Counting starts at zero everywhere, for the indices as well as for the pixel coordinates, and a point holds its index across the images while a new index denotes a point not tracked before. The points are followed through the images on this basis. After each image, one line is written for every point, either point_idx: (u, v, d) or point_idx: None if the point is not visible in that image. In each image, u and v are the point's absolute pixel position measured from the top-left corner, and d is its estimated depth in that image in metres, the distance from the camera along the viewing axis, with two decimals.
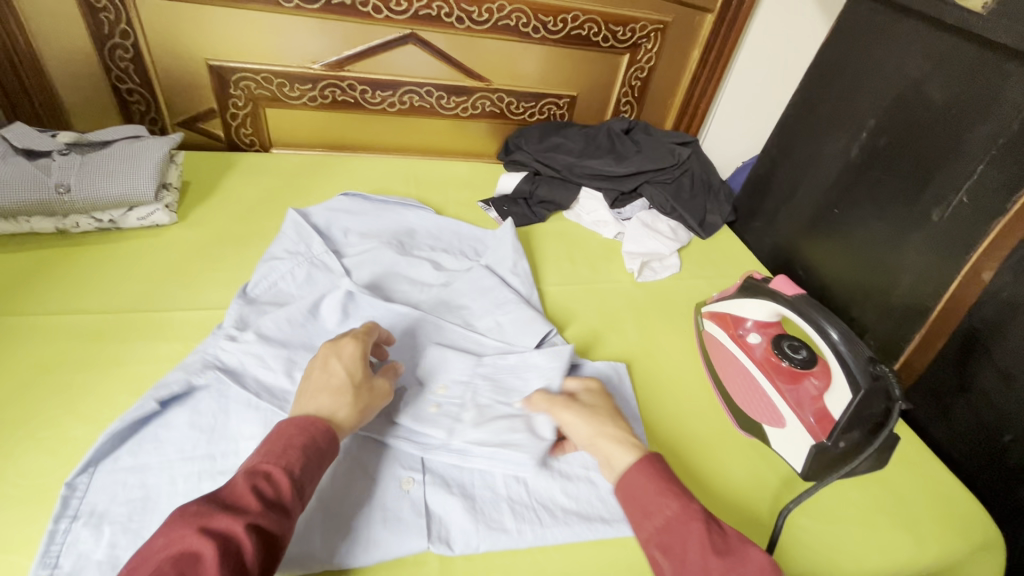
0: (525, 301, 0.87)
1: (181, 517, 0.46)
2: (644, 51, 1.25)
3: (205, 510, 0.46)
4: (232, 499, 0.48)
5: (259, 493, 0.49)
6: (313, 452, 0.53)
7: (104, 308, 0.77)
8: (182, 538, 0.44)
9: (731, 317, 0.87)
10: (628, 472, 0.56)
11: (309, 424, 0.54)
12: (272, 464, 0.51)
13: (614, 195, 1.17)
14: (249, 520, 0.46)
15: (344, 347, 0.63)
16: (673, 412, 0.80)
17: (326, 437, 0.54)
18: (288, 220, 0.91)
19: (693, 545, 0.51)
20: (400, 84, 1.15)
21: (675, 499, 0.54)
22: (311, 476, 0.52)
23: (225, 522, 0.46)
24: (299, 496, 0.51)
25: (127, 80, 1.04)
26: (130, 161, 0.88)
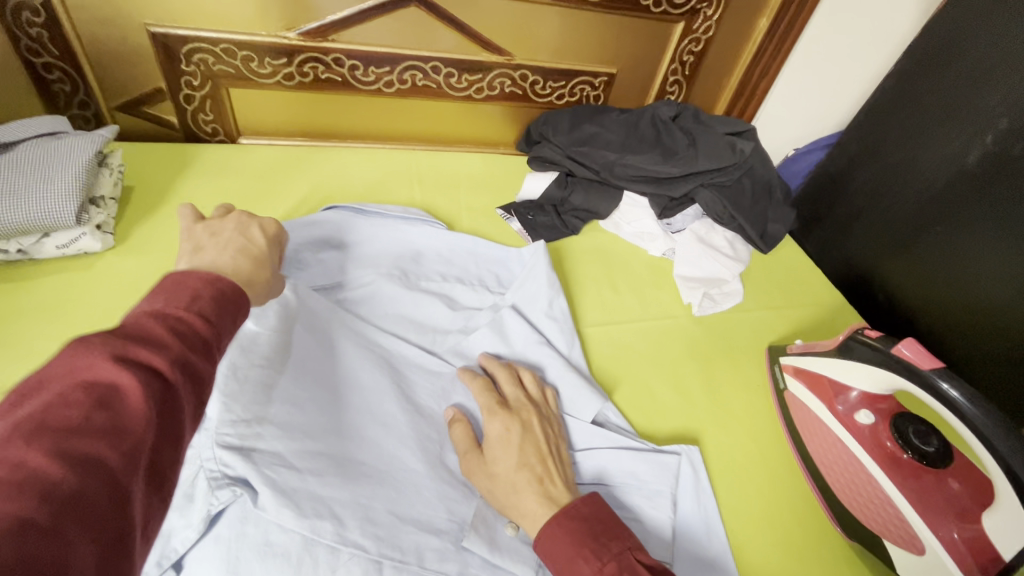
0: (568, 360, 0.69)
1: (69, 356, 0.31)
2: (702, 18, 1.01)
3: (117, 337, 0.32)
4: (141, 334, 0.33)
5: (176, 330, 0.35)
6: (227, 302, 0.39)
7: (10, 384, 0.57)
8: (80, 378, 0.30)
9: (829, 382, 0.68)
10: (540, 539, 0.49)
11: (217, 278, 0.40)
12: (182, 305, 0.36)
13: (664, 201, 0.95)
14: (174, 357, 0.33)
15: (268, 224, 0.55)
16: (757, 510, 0.63)
17: (238, 294, 0.40)
18: None
19: None
20: (399, 58, 0.91)
21: (588, 563, 0.47)
22: (230, 329, 0.39)
23: (150, 355, 0.32)
24: (219, 337, 0.37)
25: (43, 52, 0.79)
26: (40, 170, 0.66)
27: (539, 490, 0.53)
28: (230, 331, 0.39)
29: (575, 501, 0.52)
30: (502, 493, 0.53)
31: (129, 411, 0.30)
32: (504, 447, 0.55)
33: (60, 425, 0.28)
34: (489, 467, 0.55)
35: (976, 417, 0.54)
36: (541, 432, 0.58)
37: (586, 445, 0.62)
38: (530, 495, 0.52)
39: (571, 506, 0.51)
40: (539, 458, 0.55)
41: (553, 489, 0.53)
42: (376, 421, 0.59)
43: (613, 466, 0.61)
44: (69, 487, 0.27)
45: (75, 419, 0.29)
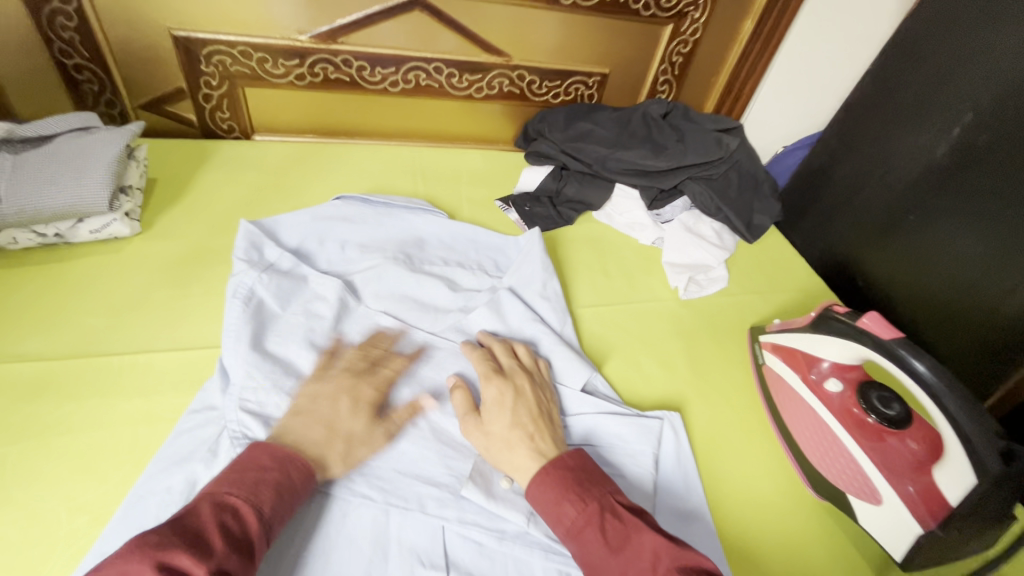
0: (561, 337, 0.74)
1: (138, 545, 0.40)
2: (690, 20, 1.07)
3: (166, 542, 0.40)
4: (190, 535, 0.41)
5: (226, 528, 0.44)
6: (287, 490, 0.50)
7: (50, 352, 0.63)
8: (155, 553, 0.39)
9: (803, 354, 0.73)
10: (532, 485, 0.54)
11: (287, 459, 0.51)
12: (240, 500, 0.46)
13: (653, 193, 1.01)
14: (215, 565, 0.41)
15: (361, 391, 0.63)
16: (735, 472, 0.68)
17: (303, 476, 0.52)
18: (243, 230, 0.75)
19: (591, 545, 0.49)
20: (404, 59, 0.97)
21: (573, 505, 0.52)
22: (281, 517, 0.49)
23: (188, 560, 0.40)
24: (267, 536, 0.47)
25: (74, 53, 0.86)
26: (75, 161, 0.71)
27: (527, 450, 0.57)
28: (280, 526, 0.48)
29: (564, 456, 0.56)
30: (497, 450, 0.58)
31: None
32: (497, 407, 0.60)
33: None
34: (485, 426, 0.59)
35: (934, 383, 0.59)
36: (532, 394, 0.63)
37: (576, 412, 0.68)
38: (523, 452, 0.57)
39: (559, 458, 0.56)
40: (531, 418, 0.60)
41: (543, 445, 0.58)
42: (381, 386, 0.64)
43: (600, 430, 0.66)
44: None
45: None
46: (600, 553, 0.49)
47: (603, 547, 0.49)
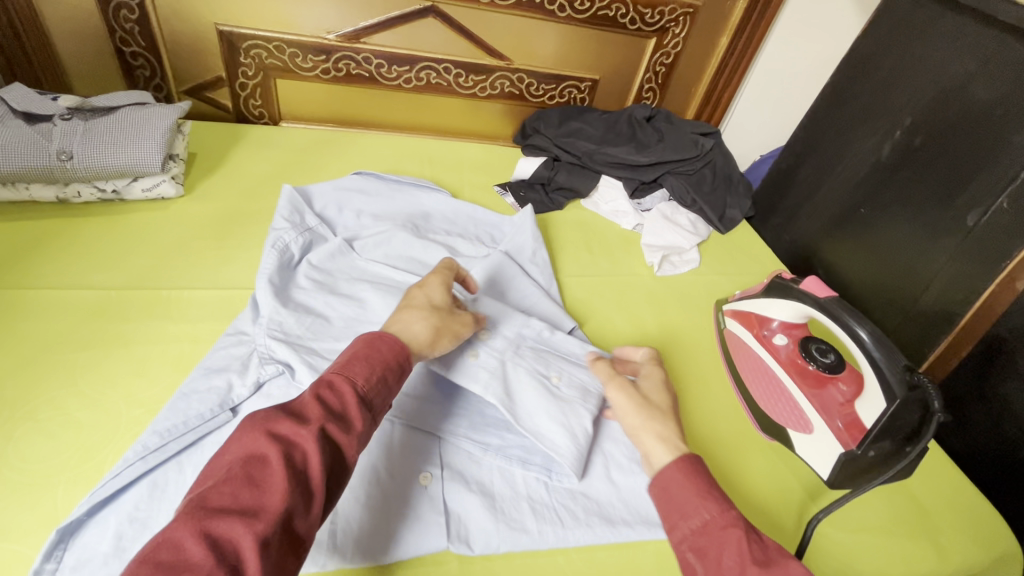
0: (546, 294, 0.86)
1: (254, 419, 0.47)
2: (671, 36, 1.20)
3: (273, 417, 0.47)
4: (292, 414, 0.47)
5: (323, 401, 0.49)
6: (376, 367, 0.53)
7: (107, 284, 0.73)
8: (264, 424, 0.46)
9: (755, 316, 0.85)
10: (669, 471, 0.55)
11: (374, 341, 0.55)
12: (337, 378, 0.51)
13: (635, 184, 1.13)
14: (312, 432, 0.46)
15: (430, 280, 0.68)
16: (692, 413, 0.79)
17: (390, 355, 0.55)
18: (283, 194, 0.87)
19: (729, 551, 0.48)
20: (418, 59, 1.10)
21: (714, 503, 0.52)
22: (375, 391, 0.53)
23: (290, 427, 0.46)
24: (364, 407, 0.51)
25: (132, 42, 0.99)
26: (135, 129, 0.83)
27: (665, 437, 0.59)
28: (379, 401, 0.53)
29: (692, 455, 0.57)
30: (646, 412, 0.62)
31: (269, 482, 0.43)
32: (657, 388, 0.66)
33: (219, 500, 0.41)
34: (644, 394, 0.65)
35: (871, 344, 0.69)
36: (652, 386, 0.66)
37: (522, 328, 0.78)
38: (670, 422, 0.61)
39: (691, 461, 0.55)
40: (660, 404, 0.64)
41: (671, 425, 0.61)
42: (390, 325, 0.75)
43: (561, 346, 0.76)
44: (211, 555, 0.38)
45: (227, 499, 0.41)
46: (744, 558, 0.47)
47: (743, 554, 0.48)
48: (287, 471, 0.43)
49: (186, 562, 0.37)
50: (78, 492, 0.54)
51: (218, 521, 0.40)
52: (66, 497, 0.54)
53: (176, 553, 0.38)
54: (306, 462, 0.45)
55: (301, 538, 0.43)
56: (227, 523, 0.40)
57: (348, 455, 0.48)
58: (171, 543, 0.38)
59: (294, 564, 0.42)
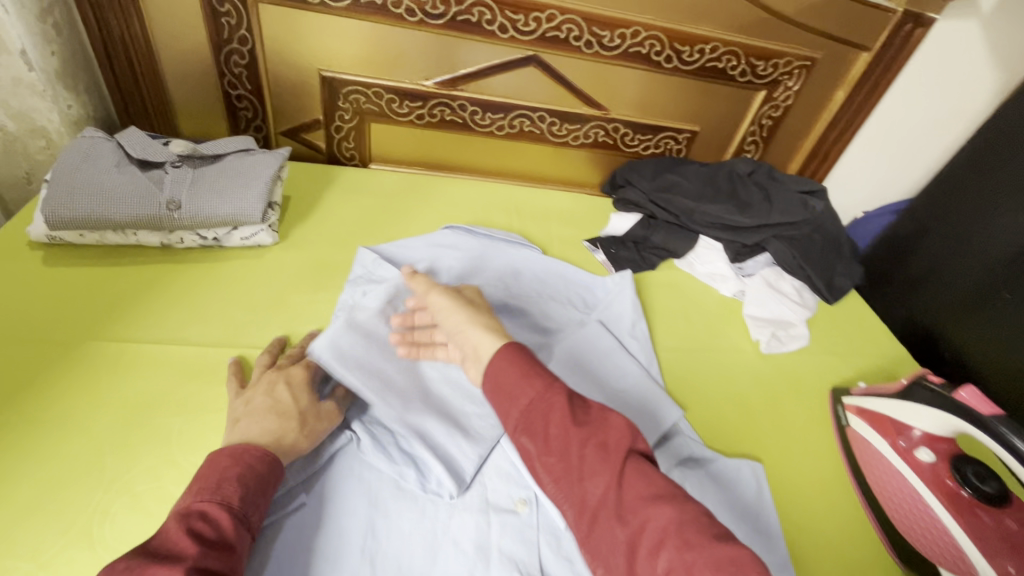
0: (647, 374, 0.78)
1: (112, 573, 0.39)
2: (783, 88, 1.11)
3: (137, 563, 0.40)
4: (160, 554, 0.41)
5: (197, 530, 0.44)
6: (248, 480, 0.49)
7: (204, 340, 0.72)
8: (131, 572, 0.39)
9: (892, 421, 0.76)
10: (495, 362, 0.50)
11: (239, 453, 0.51)
12: (207, 502, 0.46)
13: (736, 247, 1.04)
14: (189, 565, 0.41)
15: (292, 372, 0.63)
16: (816, 528, 0.69)
17: (264, 462, 0.51)
18: (363, 255, 0.85)
19: (554, 420, 0.46)
20: (513, 107, 1.07)
21: (534, 378, 0.48)
22: (251, 505, 0.48)
23: (162, 569, 0.40)
24: (240, 526, 0.46)
25: (239, 86, 1.00)
26: (240, 177, 0.83)
27: (490, 329, 0.55)
28: (255, 516, 0.49)
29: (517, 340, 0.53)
30: (457, 316, 0.58)
31: None
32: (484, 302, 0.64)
33: None
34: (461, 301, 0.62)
35: None
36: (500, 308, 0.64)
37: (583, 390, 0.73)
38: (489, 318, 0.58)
39: (522, 343, 0.52)
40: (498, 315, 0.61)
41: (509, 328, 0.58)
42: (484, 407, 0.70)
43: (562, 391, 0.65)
44: None
45: None
46: (565, 425, 0.46)
47: (564, 420, 0.46)
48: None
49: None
50: None
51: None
52: None
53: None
54: None
55: None
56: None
57: None
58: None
59: None
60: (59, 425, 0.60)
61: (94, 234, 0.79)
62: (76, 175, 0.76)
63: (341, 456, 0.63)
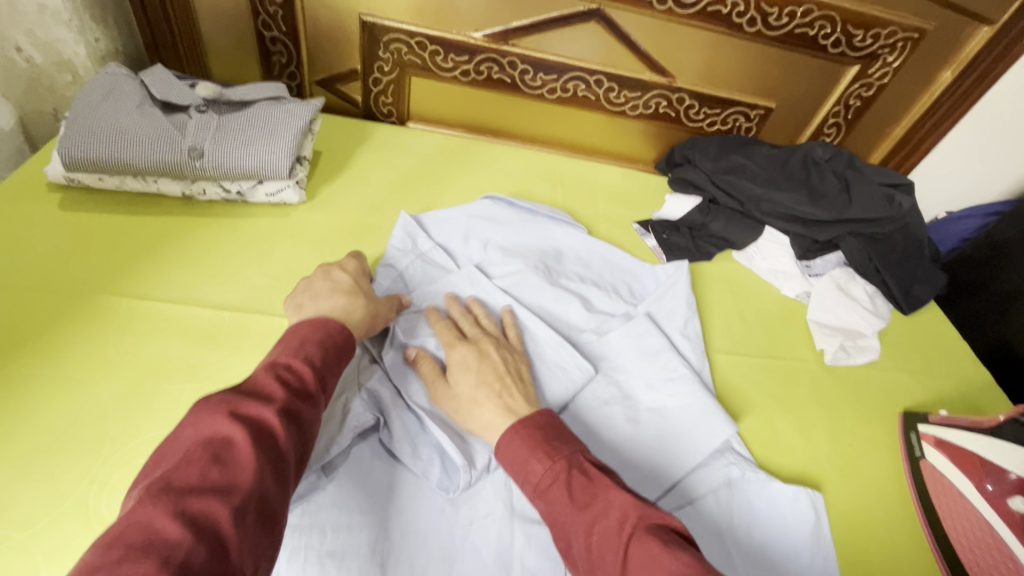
0: (699, 378, 0.69)
1: (206, 403, 0.39)
2: (880, 64, 0.97)
3: (231, 396, 0.40)
4: (251, 392, 0.41)
5: (283, 381, 0.43)
6: (330, 345, 0.48)
7: (220, 301, 0.67)
8: (224, 404, 0.39)
9: (982, 462, 0.66)
10: (501, 445, 0.49)
11: (322, 322, 0.50)
12: (291, 357, 0.45)
13: (805, 243, 0.93)
14: (279, 408, 0.41)
15: (347, 261, 0.62)
16: (875, 569, 0.62)
17: (343, 333, 0.50)
18: (400, 223, 0.78)
19: (559, 507, 0.44)
20: (568, 68, 0.96)
21: (541, 462, 0.47)
22: (332, 368, 0.48)
23: (252, 407, 0.40)
24: (323, 386, 0.46)
25: (273, 27, 0.92)
26: (268, 127, 0.76)
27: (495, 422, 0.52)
28: (333, 379, 0.48)
29: (538, 411, 0.52)
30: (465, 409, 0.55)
31: (240, 461, 0.36)
32: (462, 371, 0.57)
33: (186, 480, 0.34)
34: (452, 390, 0.57)
35: None
36: (499, 357, 0.60)
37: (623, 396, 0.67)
38: (490, 407, 0.53)
39: (533, 415, 0.51)
40: (498, 377, 0.57)
41: (509, 401, 0.54)
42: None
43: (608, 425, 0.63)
44: (188, 542, 0.31)
45: (197, 476, 0.35)
46: (565, 508, 0.44)
47: (567, 503, 0.44)
48: (260, 447, 0.37)
49: (164, 543, 0.31)
50: None
51: (193, 499, 0.33)
52: None
53: (148, 536, 0.31)
54: (278, 439, 0.39)
55: (276, 519, 0.37)
56: (204, 500, 0.34)
57: (312, 434, 0.43)
58: (138, 527, 0.32)
59: (268, 547, 0.36)
60: (68, 384, 0.57)
61: (113, 178, 0.74)
62: (95, 113, 0.71)
63: (366, 440, 0.59)
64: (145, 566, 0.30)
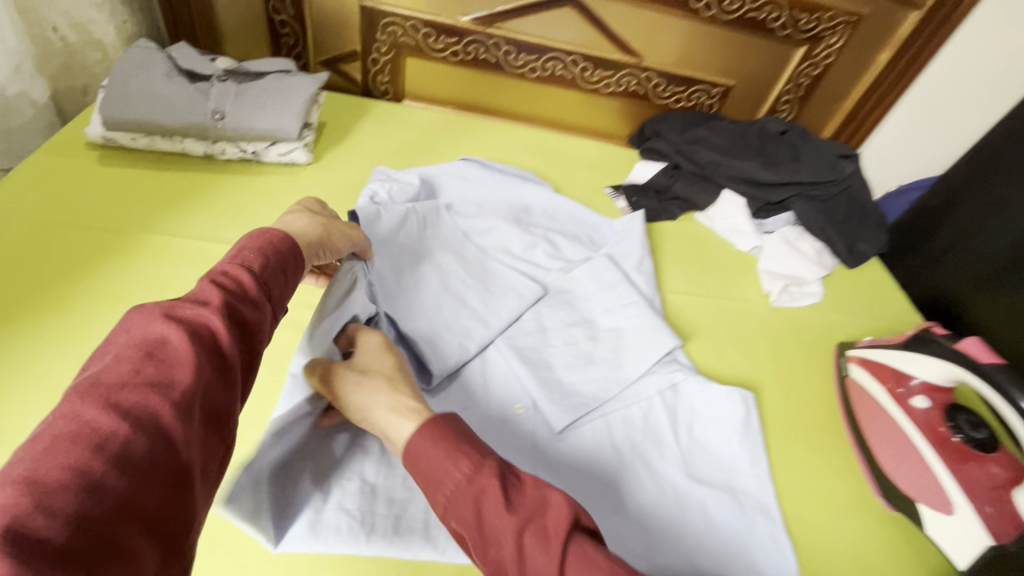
0: (650, 304, 0.81)
1: (139, 308, 0.39)
2: (824, 45, 1.09)
3: (166, 300, 0.39)
4: (187, 297, 0.40)
5: (222, 286, 0.42)
6: (273, 252, 0.46)
7: (242, 241, 0.78)
8: (158, 307, 0.39)
9: (892, 370, 0.76)
10: (410, 443, 0.44)
11: (265, 232, 0.48)
12: (230, 264, 0.44)
13: (759, 204, 1.05)
14: (215, 310, 0.40)
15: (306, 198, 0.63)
16: (801, 461, 0.73)
17: (287, 243, 0.48)
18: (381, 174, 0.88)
19: (489, 509, 0.41)
20: (546, 48, 1.08)
21: (465, 465, 0.42)
22: (275, 276, 0.46)
23: (190, 310, 0.39)
24: (267, 292, 0.45)
25: (282, 11, 1.04)
26: (279, 95, 0.87)
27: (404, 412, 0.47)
28: (284, 287, 0.47)
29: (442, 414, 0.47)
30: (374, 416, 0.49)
31: (177, 358, 0.36)
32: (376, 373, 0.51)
33: (118, 376, 0.34)
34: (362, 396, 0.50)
35: None
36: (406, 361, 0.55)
37: (580, 321, 0.79)
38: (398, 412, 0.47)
39: (439, 417, 0.46)
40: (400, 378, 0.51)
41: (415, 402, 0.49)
42: (480, 316, 0.75)
43: (562, 346, 0.76)
44: (124, 431, 0.32)
45: (128, 372, 0.35)
46: (496, 511, 0.40)
47: (498, 505, 0.41)
48: (195, 347, 0.37)
49: (100, 429, 0.32)
50: None
51: (124, 394, 0.34)
52: None
53: (80, 427, 0.32)
54: (217, 340, 0.39)
55: (219, 413, 0.38)
56: (137, 395, 0.34)
57: (258, 338, 0.43)
58: (70, 419, 0.32)
59: (214, 437, 0.38)
60: (117, 303, 0.68)
61: (144, 139, 0.85)
62: (131, 80, 0.82)
63: None
64: (82, 449, 0.31)
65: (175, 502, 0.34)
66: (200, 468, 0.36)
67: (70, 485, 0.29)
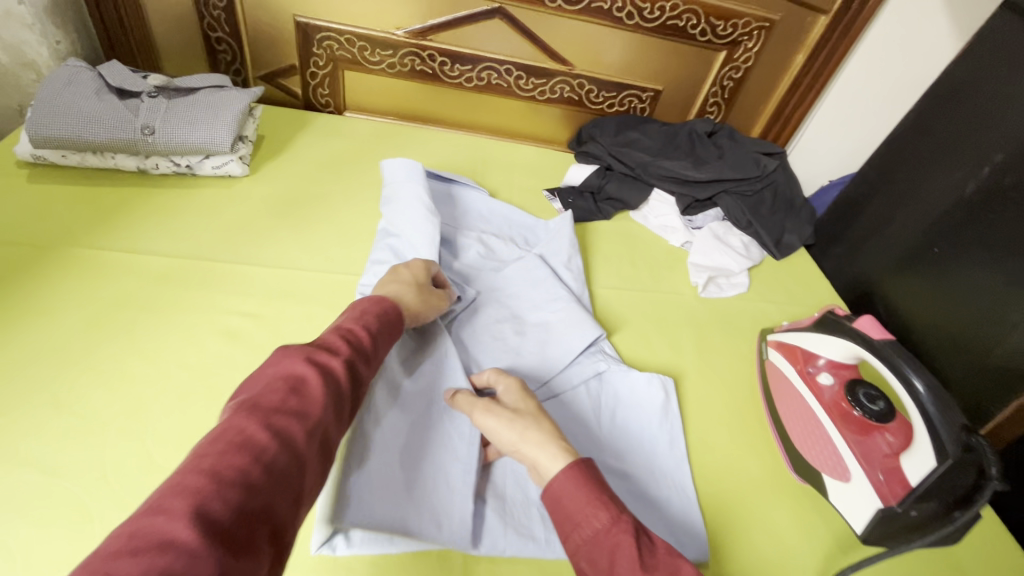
0: (576, 299, 0.84)
1: (285, 348, 0.45)
2: (743, 49, 1.15)
3: (308, 346, 0.46)
4: (324, 347, 0.48)
5: (349, 344, 0.50)
6: (382, 321, 0.55)
7: (171, 252, 0.79)
8: (302, 350, 0.45)
9: (801, 351, 0.80)
10: (555, 481, 0.49)
11: (376, 304, 0.57)
12: (353, 327, 0.52)
13: (688, 201, 1.09)
14: (344, 363, 0.47)
15: (411, 259, 0.72)
16: (719, 441, 0.76)
17: (397, 315, 0.58)
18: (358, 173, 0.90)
19: (622, 560, 0.44)
20: (481, 59, 1.12)
21: (605, 514, 0.46)
22: (381, 343, 0.54)
23: (327, 359, 0.46)
24: (375, 354, 0.53)
25: (218, 28, 1.06)
26: (210, 110, 0.89)
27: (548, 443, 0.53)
28: (384, 349, 0.55)
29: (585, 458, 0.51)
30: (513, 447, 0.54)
31: (314, 395, 0.42)
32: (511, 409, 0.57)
33: (271, 401, 0.40)
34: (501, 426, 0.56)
35: (926, 397, 0.64)
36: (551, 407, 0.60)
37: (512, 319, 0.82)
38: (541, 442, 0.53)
39: (582, 461, 0.50)
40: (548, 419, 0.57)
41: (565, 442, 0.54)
42: None
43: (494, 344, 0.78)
44: (274, 449, 0.37)
45: (279, 399, 0.40)
46: (630, 567, 0.43)
47: (632, 561, 0.44)
48: (328, 389, 0.44)
49: (257, 443, 0.37)
50: (127, 448, 0.58)
51: (276, 417, 0.39)
52: (116, 448, 0.58)
53: (243, 438, 0.36)
54: (342, 387, 0.46)
55: (329, 451, 0.43)
56: (284, 420, 0.39)
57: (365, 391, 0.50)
58: (234, 431, 0.37)
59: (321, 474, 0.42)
60: (38, 315, 0.68)
61: (76, 155, 0.86)
62: (58, 98, 0.83)
63: None
64: (242, 456, 0.35)
65: (289, 524, 0.37)
66: (308, 498, 0.40)
67: (236, 483, 0.34)
